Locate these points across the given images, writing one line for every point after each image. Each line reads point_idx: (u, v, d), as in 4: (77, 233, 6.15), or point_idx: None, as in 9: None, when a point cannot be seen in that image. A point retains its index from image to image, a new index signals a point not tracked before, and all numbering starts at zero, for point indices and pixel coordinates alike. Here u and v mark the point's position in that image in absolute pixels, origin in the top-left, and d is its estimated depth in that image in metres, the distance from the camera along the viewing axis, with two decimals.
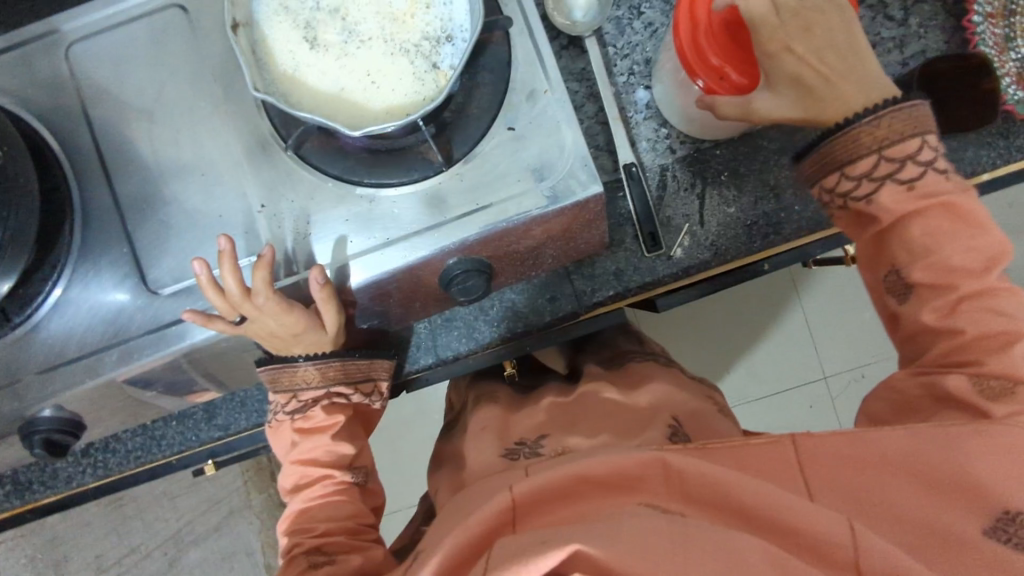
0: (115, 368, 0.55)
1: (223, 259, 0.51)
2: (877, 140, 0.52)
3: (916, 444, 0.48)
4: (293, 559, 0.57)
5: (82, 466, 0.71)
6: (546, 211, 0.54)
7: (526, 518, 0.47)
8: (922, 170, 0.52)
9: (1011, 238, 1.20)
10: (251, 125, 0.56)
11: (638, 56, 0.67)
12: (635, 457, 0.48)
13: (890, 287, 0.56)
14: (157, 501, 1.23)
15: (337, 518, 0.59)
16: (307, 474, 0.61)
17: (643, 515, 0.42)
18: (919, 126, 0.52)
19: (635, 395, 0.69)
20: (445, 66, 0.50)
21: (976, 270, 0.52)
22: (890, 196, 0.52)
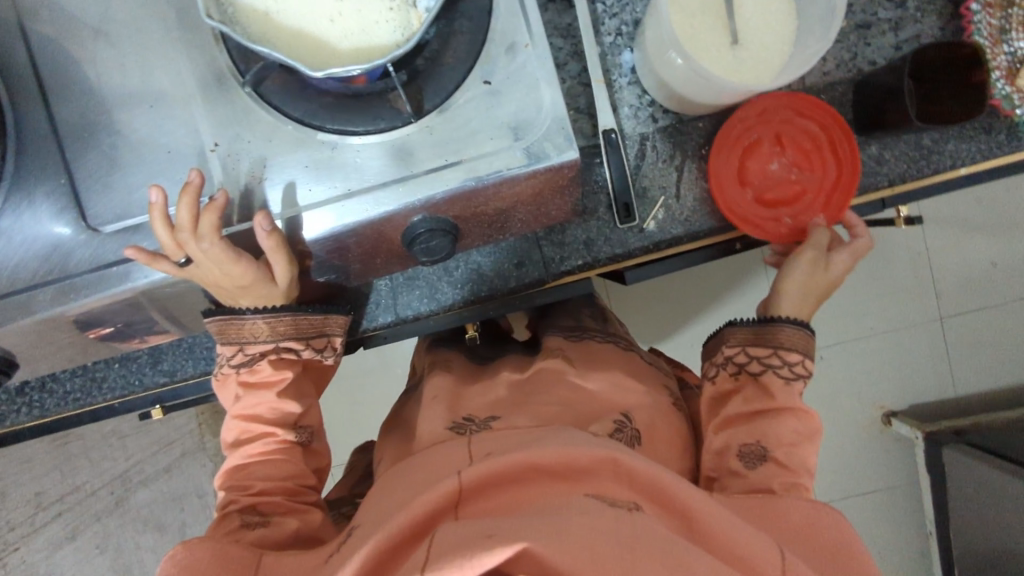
0: (50, 307, 0.52)
1: (185, 192, 0.47)
2: (750, 340, 0.62)
3: (815, 518, 0.51)
4: (228, 515, 0.54)
5: (16, 405, 0.67)
6: (534, 169, 0.52)
7: (471, 501, 0.47)
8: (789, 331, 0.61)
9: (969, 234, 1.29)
10: (207, 57, 0.52)
11: (627, 16, 0.64)
12: (591, 452, 0.49)
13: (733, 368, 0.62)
14: (105, 440, 1.21)
15: (275, 478, 0.57)
16: (250, 430, 0.58)
17: (593, 514, 0.42)
18: (802, 348, 0.61)
19: (584, 386, 0.67)
20: (421, 7, 0.46)
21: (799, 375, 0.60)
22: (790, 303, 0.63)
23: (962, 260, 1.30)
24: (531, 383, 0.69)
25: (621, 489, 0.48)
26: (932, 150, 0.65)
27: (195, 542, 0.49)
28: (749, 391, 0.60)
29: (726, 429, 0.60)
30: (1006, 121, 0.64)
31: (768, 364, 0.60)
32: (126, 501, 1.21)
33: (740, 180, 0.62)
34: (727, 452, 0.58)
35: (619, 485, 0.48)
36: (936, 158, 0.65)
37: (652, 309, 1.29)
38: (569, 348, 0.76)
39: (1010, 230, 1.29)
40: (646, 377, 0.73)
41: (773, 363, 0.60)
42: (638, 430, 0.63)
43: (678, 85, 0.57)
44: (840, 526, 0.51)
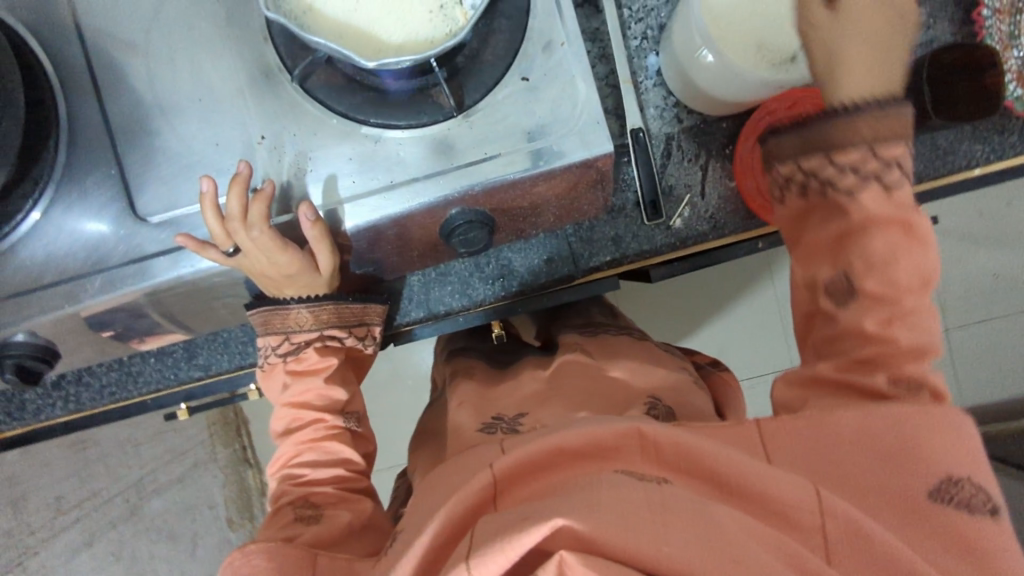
0: (96, 296, 0.53)
1: (233, 182, 0.49)
2: (799, 151, 0.54)
3: (871, 420, 0.47)
4: (281, 509, 0.55)
5: (52, 399, 0.68)
6: (553, 167, 0.54)
7: (508, 493, 0.47)
8: (863, 180, 0.51)
9: (976, 245, 1.31)
10: (255, 53, 0.53)
11: (652, 21, 0.66)
12: (612, 427, 0.48)
13: (830, 287, 0.53)
14: (121, 447, 1.16)
15: (326, 466, 0.58)
16: (300, 418, 0.59)
17: (624, 484, 0.41)
18: (882, 135, 0.51)
19: (609, 374, 0.69)
20: (467, 5, 0.48)
21: (914, 287, 0.51)
22: (872, 199, 0.52)
23: (968, 270, 1.32)
24: (559, 374, 0.70)
25: (651, 464, 0.46)
26: (948, 151, 0.67)
27: (254, 547, 0.49)
28: (823, 208, 0.54)
29: (811, 259, 0.54)
30: (1017, 123, 0.67)
31: (830, 178, 0.52)
32: (140, 510, 1.17)
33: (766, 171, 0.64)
34: (816, 288, 0.54)
35: (648, 460, 0.46)
36: (952, 159, 0.67)
37: (664, 317, 1.30)
38: (589, 342, 0.78)
39: (1015, 241, 1.30)
40: (668, 364, 0.75)
41: (833, 174, 0.52)
42: (669, 408, 0.64)
43: (708, 83, 0.60)
44: (907, 422, 0.47)
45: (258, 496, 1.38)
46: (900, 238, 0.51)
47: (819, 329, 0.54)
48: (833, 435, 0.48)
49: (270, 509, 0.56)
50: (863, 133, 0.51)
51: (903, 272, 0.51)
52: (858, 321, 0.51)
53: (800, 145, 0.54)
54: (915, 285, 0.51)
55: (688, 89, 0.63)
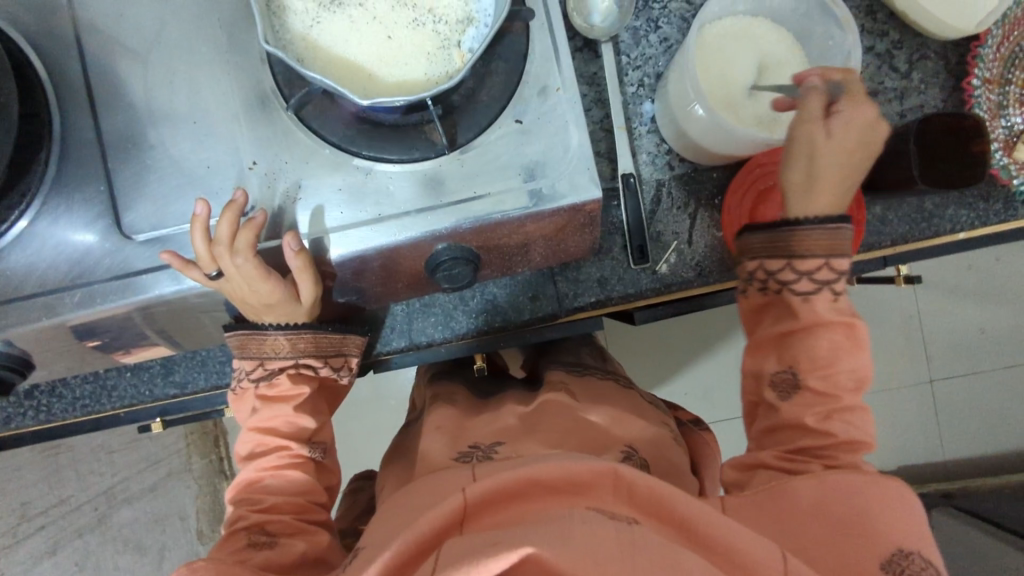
0: (74, 310, 0.53)
1: (228, 208, 0.49)
2: (765, 249, 0.56)
3: (824, 492, 0.50)
4: (235, 533, 0.54)
5: (23, 408, 0.67)
6: (541, 210, 0.54)
7: (478, 517, 0.47)
8: (819, 288, 0.54)
9: (962, 299, 1.32)
10: (254, 79, 0.54)
11: (649, 69, 0.67)
12: (589, 466, 0.49)
13: (775, 381, 0.57)
14: (95, 453, 1.13)
15: (286, 494, 0.57)
16: (264, 444, 0.58)
17: (595, 520, 0.42)
18: (826, 251, 0.54)
19: (587, 418, 0.68)
20: (464, 48, 0.48)
21: (846, 389, 0.56)
22: (824, 304, 0.55)
23: (955, 325, 1.33)
24: (536, 413, 0.70)
25: (622, 503, 0.48)
26: (933, 214, 0.68)
27: (199, 565, 0.47)
28: (776, 307, 0.57)
29: (760, 352, 0.59)
30: (1002, 191, 0.67)
31: (786, 280, 0.55)
32: (108, 518, 1.13)
33: (753, 222, 0.64)
34: (762, 377, 0.58)
35: (621, 499, 0.48)
36: (937, 222, 0.68)
37: (650, 354, 1.30)
38: (573, 382, 0.78)
39: (1002, 298, 1.32)
40: (647, 414, 0.74)
41: (790, 277, 0.55)
42: (643, 460, 0.64)
43: (698, 135, 0.60)
44: (861, 495, 0.50)
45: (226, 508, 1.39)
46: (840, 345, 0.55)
47: (763, 417, 0.58)
48: (792, 503, 0.50)
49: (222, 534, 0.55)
50: (827, 248, 0.54)
51: (843, 372, 0.55)
52: (802, 414, 0.55)
53: (757, 240, 0.56)
54: (850, 387, 0.55)
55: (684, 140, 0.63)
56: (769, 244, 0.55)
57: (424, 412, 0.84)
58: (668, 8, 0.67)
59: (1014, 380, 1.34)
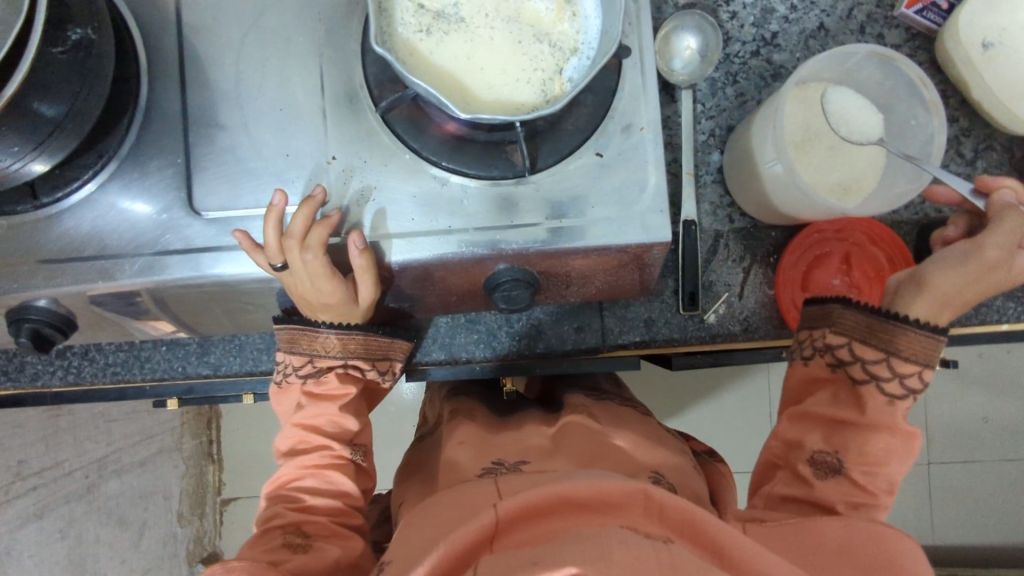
0: (132, 279, 0.52)
1: (305, 206, 0.50)
2: (861, 332, 0.56)
3: (854, 536, 0.49)
4: (268, 532, 0.53)
5: (53, 366, 0.66)
6: (613, 245, 0.54)
7: (507, 535, 0.46)
8: (904, 394, 0.55)
9: (971, 386, 1.32)
10: (345, 76, 0.54)
11: (722, 121, 0.68)
12: (620, 484, 0.48)
13: (817, 461, 0.57)
14: (94, 421, 1.10)
15: (323, 495, 0.56)
16: (307, 441, 0.57)
17: (632, 542, 0.42)
18: (922, 359, 0.55)
19: (613, 442, 0.68)
20: (565, 76, 0.49)
21: (883, 491, 0.55)
22: (901, 411, 0.55)
23: (959, 411, 1.33)
24: (561, 437, 0.69)
25: (653, 524, 0.46)
26: (981, 302, 0.69)
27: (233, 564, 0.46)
28: (840, 389, 0.58)
29: (802, 423, 0.59)
30: None
31: (875, 373, 0.55)
32: (96, 489, 1.09)
33: (803, 284, 0.66)
34: (801, 449, 0.58)
35: (651, 519, 0.47)
36: (984, 310, 0.69)
37: (658, 398, 1.30)
38: (594, 406, 0.78)
39: (1008, 391, 1.32)
40: (666, 441, 0.74)
41: (881, 374, 0.55)
42: (672, 485, 0.63)
43: (771, 193, 0.60)
44: (885, 540, 0.48)
45: (212, 493, 1.37)
46: (899, 445, 0.55)
47: (782, 484, 0.59)
48: (812, 537, 0.50)
49: (256, 530, 0.54)
50: (919, 354, 0.55)
51: (884, 474, 0.55)
52: (834, 499, 0.55)
53: (856, 314, 0.57)
54: (885, 492, 0.56)
55: (748, 194, 0.64)
56: (864, 323, 0.56)
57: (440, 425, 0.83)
58: (747, 65, 0.68)
59: (1011, 474, 1.33)
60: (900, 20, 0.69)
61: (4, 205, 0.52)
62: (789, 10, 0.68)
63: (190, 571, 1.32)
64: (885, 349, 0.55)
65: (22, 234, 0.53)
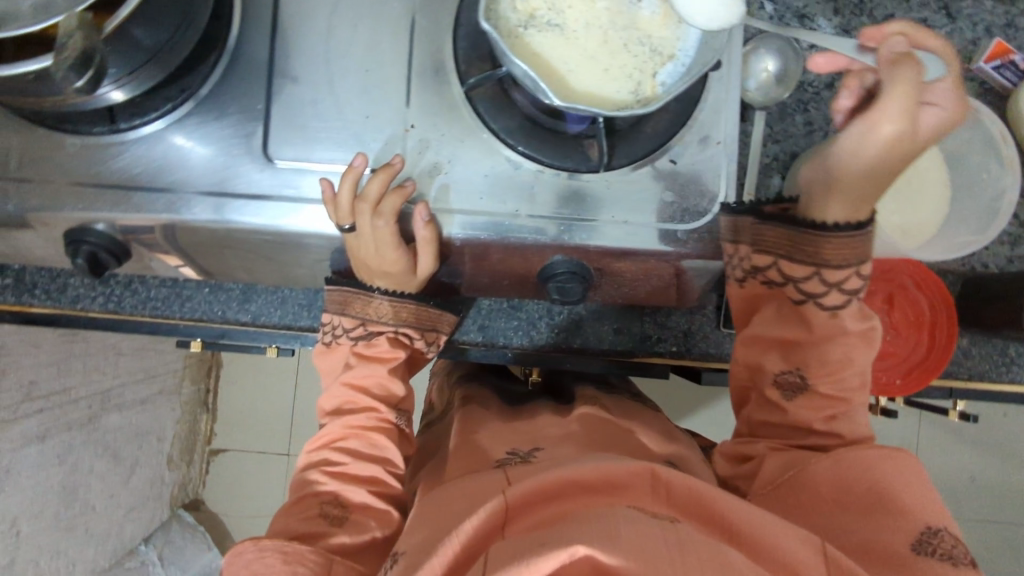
0: (198, 216, 0.53)
1: (382, 171, 0.49)
2: (783, 246, 0.55)
3: (843, 474, 0.51)
4: (307, 499, 0.54)
5: (93, 292, 0.66)
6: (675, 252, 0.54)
7: (516, 520, 0.45)
8: (846, 299, 0.54)
9: (966, 442, 1.34)
10: (435, 47, 0.55)
11: (787, 147, 0.69)
12: (624, 465, 0.49)
13: (782, 383, 0.57)
14: (105, 352, 1.09)
15: (367, 458, 0.56)
16: (355, 401, 0.58)
17: (638, 521, 0.42)
18: (854, 256, 0.53)
19: (636, 437, 0.69)
20: (658, 80, 0.49)
21: (855, 387, 0.56)
22: (850, 314, 0.54)
23: (950, 466, 1.34)
24: (582, 425, 0.70)
25: (659, 502, 0.47)
26: (1013, 360, 0.69)
27: (265, 544, 0.47)
28: (783, 303, 0.57)
29: (758, 347, 0.58)
30: None
31: (810, 289, 0.54)
32: (97, 420, 1.08)
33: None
34: (764, 374, 0.58)
35: (658, 499, 0.47)
36: (1014, 369, 0.70)
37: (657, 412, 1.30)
38: (607, 399, 0.79)
39: (1000, 453, 1.33)
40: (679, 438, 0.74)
41: (814, 288, 0.54)
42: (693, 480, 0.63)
43: None
44: (873, 467, 0.51)
45: (202, 442, 1.38)
46: (865, 339, 0.55)
47: (756, 408, 0.60)
48: (808, 493, 0.51)
49: (295, 493, 0.55)
50: (860, 251, 0.53)
51: (852, 372, 0.56)
52: (808, 417, 0.56)
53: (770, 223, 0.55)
54: (857, 387, 0.56)
55: None
56: (786, 231, 0.54)
57: (450, 412, 0.83)
58: (820, 95, 0.69)
59: (992, 534, 1.34)
60: (975, 74, 0.69)
61: (81, 124, 0.53)
62: None
63: (172, 515, 1.33)
64: (811, 258, 0.53)
65: (96, 157, 0.53)
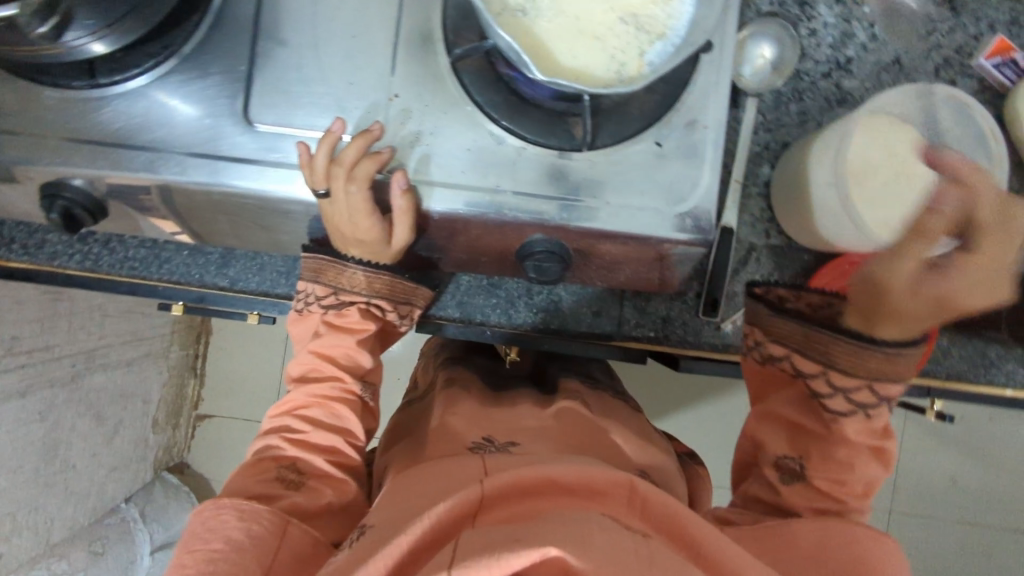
0: (174, 176, 0.52)
1: (361, 137, 0.49)
2: (798, 342, 0.59)
3: (824, 538, 0.52)
4: (263, 462, 0.53)
5: (71, 250, 0.66)
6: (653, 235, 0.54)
7: (491, 509, 0.46)
8: (852, 411, 0.58)
9: (949, 443, 1.34)
10: (423, 16, 0.54)
11: (779, 137, 0.68)
12: (606, 475, 0.50)
13: (781, 465, 0.62)
14: (91, 311, 1.09)
15: (327, 427, 0.56)
16: (319, 370, 0.58)
17: (613, 532, 0.42)
18: (879, 372, 0.56)
19: (610, 436, 0.68)
20: (645, 59, 0.47)
21: (856, 492, 0.59)
22: (854, 427, 0.59)
23: (930, 466, 1.34)
24: (559, 420, 0.68)
25: (634, 515, 0.48)
26: (993, 363, 0.69)
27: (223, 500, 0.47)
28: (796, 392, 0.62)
29: (767, 422, 0.64)
30: None
31: (817, 387, 0.59)
32: (81, 379, 1.09)
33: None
34: (767, 453, 0.63)
35: (633, 511, 0.48)
36: (992, 371, 0.69)
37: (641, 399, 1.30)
38: (588, 396, 0.78)
39: (980, 455, 1.34)
40: (654, 442, 0.74)
41: (822, 388, 0.59)
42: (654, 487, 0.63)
43: (818, 216, 0.60)
44: (855, 542, 0.52)
45: (188, 407, 1.38)
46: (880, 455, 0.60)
47: (756, 484, 0.64)
48: (785, 541, 0.53)
49: (251, 456, 0.55)
50: (874, 360, 0.56)
51: (853, 478, 0.59)
52: (799, 503, 0.60)
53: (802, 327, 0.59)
54: (860, 494, 0.59)
55: (791, 211, 0.64)
56: (804, 325, 0.59)
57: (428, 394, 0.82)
58: (816, 85, 0.68)
59: (968, 535, 1.35)
60: (974, 72, 0.68)
61: (60, 77, 0.52)
62: (868, 39, 0.68)
63: (156, 476, 1.34)
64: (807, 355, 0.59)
65: (74, 111, 0.52)
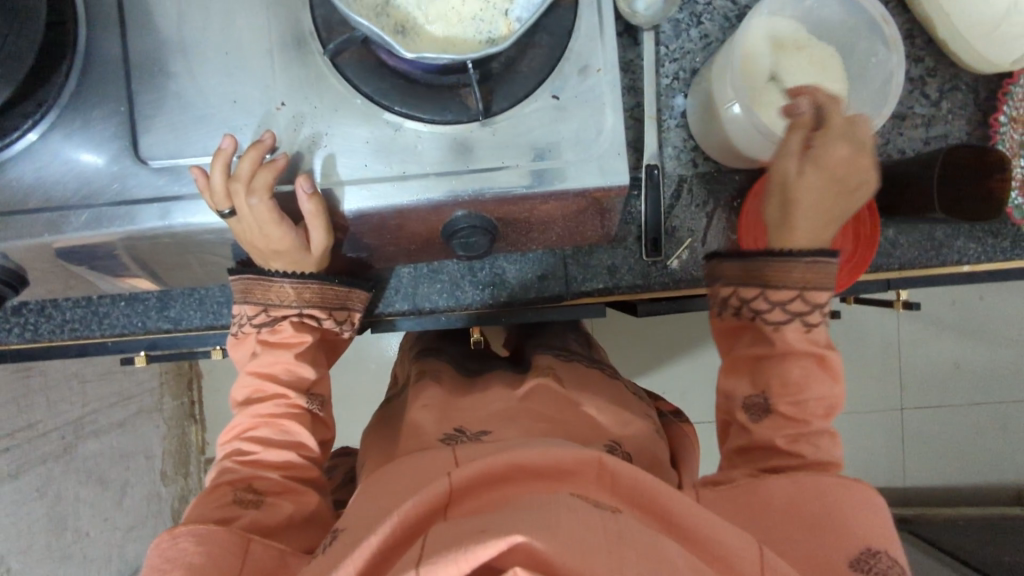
0: (79, 230, 0.51)
1: (250, 149, 0.49)
2: (739, 277, 0.57)
3: (797, 492, 0.50)
4: (218, 488, 0.53)
5: (8, 325, 0.66)
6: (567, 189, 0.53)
7: (459, 505, 0.45)
8: (788, 319, 0.55)
9: (944, 330, 1.34)
10: (292, 18, 0.52)
11: (686, 64, 0.67)
12: (574, 454, 0.48)
13: (749, 406, 0.56)
14: (67, 381, 1.09)
15: (277, 445, 0.56)
16: (262, 390, 0.58)
17: (581, 511, 0.41)
18: (818, 281, 0.55)
19: (580, 408, 0.69)
20: (512, 16, 0.48)
21: (817, 415, 0.55)
22: (793, 333, 0.55)
23: (929, 356, 1.35)
24: (526, 398, 0.69)
25: (605, 490, 0.47)
26: (943, 244, 0.69)
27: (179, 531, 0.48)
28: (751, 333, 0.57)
29: (733, 373, 0.58)
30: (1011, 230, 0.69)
31: (760, 309, 0.56)
32: (73, 450, 1.09)
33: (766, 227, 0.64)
34: (733, 399, 0.57)
35: (603, 486, 0.47)
36: (945, 252, 0.69)
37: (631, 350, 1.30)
38: (559, 366, 0.79)
39: (977, 335, 1.34)
40: (629, 405, 0.74)
41: (761, 307, 0.56)
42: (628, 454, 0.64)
43: (734, 135, 0.60)
44: (827, 494, 0.49)
45: (195, 453, 1.37)
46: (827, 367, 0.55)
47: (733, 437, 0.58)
48: (757, 501, 0.50)
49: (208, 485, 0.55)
50: (802, 273, 0.55)
51: (811, 398, 0.54)
52: (770, 436, 0.54)
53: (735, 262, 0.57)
54: (820, 414, 0.54)
55: (709, 135, 0.64)
56: (745, 259, 0.57)
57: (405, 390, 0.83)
58: (713, 4, 0.67)
59: (978, 415, 1.36)
60: None
61: None
62: None
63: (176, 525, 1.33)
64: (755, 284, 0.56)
65: None
